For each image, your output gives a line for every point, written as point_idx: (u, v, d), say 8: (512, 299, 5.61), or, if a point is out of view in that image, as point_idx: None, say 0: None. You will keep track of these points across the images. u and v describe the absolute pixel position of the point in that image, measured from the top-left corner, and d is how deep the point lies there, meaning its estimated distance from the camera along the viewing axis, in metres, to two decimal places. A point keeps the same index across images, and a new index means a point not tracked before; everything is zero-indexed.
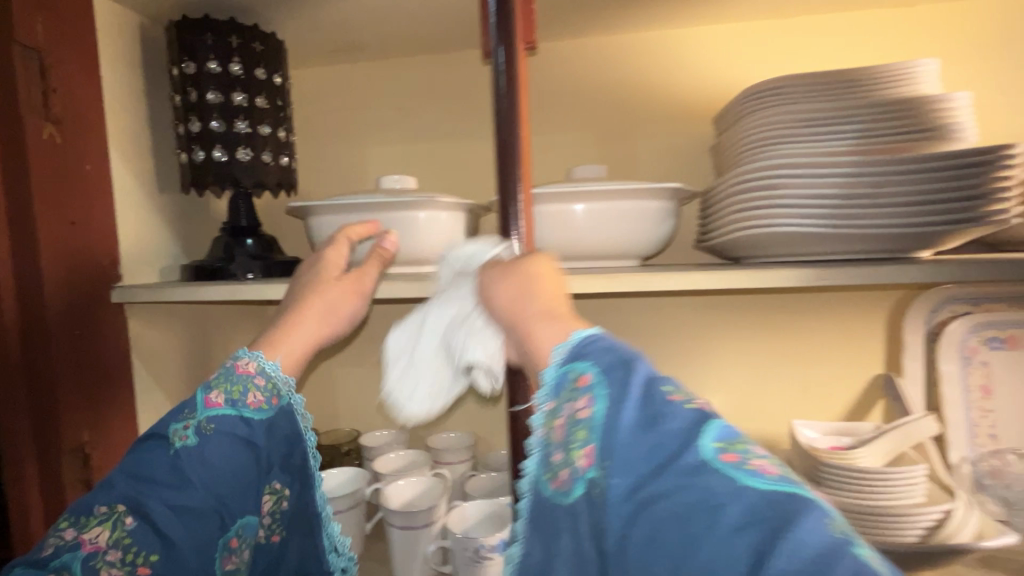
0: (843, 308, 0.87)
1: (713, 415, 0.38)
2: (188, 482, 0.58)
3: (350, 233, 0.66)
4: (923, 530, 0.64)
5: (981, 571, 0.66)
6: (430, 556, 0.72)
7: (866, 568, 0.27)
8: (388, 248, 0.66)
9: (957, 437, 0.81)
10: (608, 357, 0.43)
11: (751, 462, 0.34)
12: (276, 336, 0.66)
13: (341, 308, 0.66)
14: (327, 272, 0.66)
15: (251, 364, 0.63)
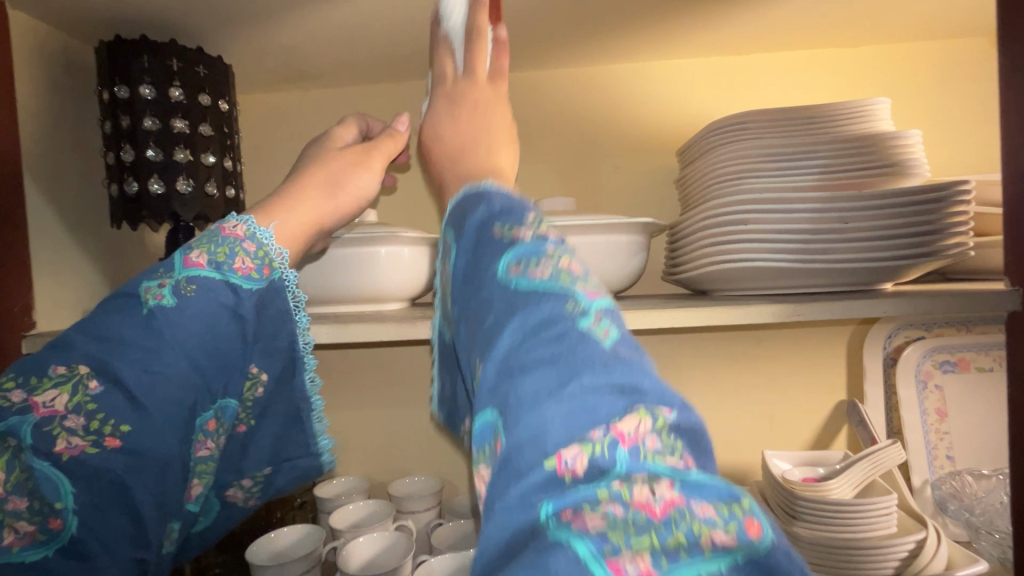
0: (807, 336, 0.88)
1: (535, 237, 0.35)
2: (161, 345, 0.48)
3: (359, 121, 0.69)
4: (898, 562, 0.63)
5: None
6: None
7: (607, 361, 0.28)
8: (399, 131, 0.66)
9: (918, 461, 0.82)
10: (459, 210, 0.42)
11: (533, 274, 0.33)
12: (273, 200, 0.57)
13: (350, 169, 0.61)
14: (334, 147, 0.64)
15: (240, 228, 0.53)
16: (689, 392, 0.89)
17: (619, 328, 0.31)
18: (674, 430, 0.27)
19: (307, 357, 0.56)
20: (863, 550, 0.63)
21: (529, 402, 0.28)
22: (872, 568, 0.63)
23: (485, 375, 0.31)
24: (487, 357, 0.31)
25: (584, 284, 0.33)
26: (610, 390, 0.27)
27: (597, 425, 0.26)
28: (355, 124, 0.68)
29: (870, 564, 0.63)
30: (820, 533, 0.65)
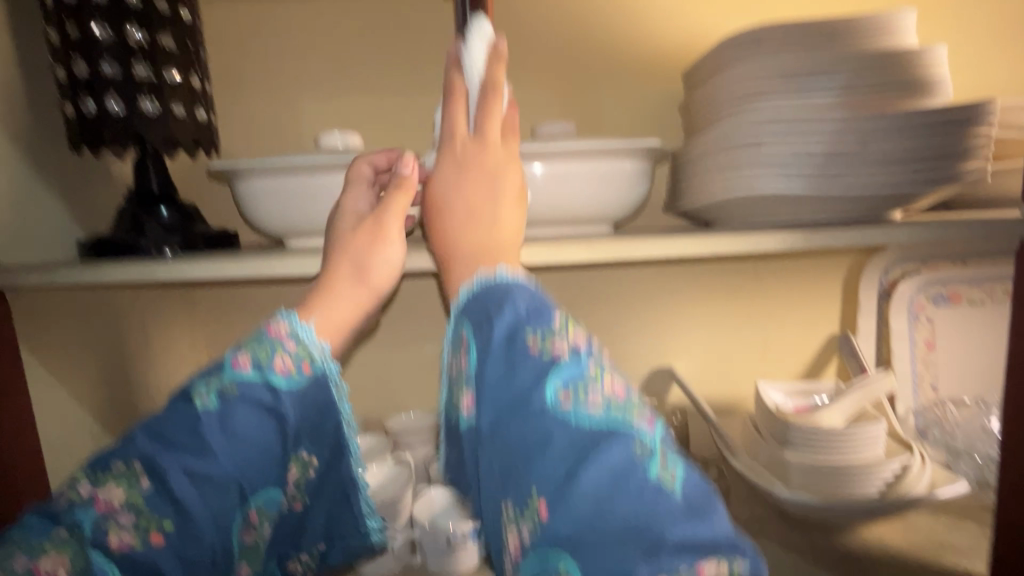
0: (804, 269, 0.87)
1: (573, 355, 0.41)
2: (210, 447, 0.47)
3: (365, 162, 0.58)
4: (884, 484, 0.66)
5: (936, 518, 0.71)
6: (399, 552, 0.66)
7: (658, 494, 0.35)
8: (407, 175, 0.58)
9: (904, 390, 0.84)
10: (479, 312, 0.47)
11: (585, 399, 0.39)
12: (310, 302, 0.56)
13: (373, 249, 0.57)
14: (349, 220, 0.57)
15: (284, 328, 0.53)
16: (685, 326, 0.88)
17: (667, 454, 0.37)
18: (728, 561, 0.34)
19: (351, 443, 0.57)
20: (853, 473, 0.65)
21: (609, 549, 0.33)
22: (860, 489, 0.66)
23: (549, 513, 0.36)
24: (551, 496, 0.36)
25: (631, 411, 0.39)
26: (680, 539, 0.34)
27: (678, 562, 0.33)
28: (367, 168, 0.58)
29: (857, 485, 0.66)
30: (813, 459, 0.67)
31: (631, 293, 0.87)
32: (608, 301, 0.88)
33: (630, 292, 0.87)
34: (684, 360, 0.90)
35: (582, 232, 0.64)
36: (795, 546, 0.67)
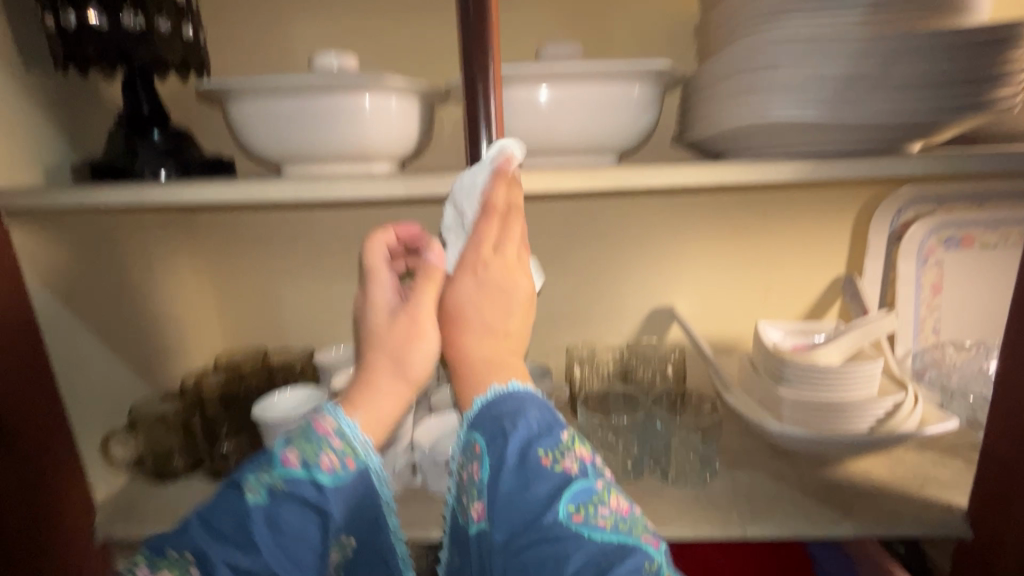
0: (815, 208, 0.85)
1: (582, 472, 0.40)
2: (253, 550, 0.41)
3: (380, 243, 0.52)
4: (873, 421, 0.67)
5: (922, 453, 0.73)
6: (400, 473, 0.69)
7: None
8: (433, 266, 0.49)
9: (905, 333, 0.84)
10: (492, 422, 0.43)
11: (594, 520, 0.38)
12: (354, 401, 0.47)
13: (409, 342, 0.47)
14: (378, 313, 0.49)
15: (331, 424, 0.45)
16: (687, 265, 0.87)
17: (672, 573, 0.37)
18: None
19: (396, 530, 0.49)
20: (844, 410, 0.67)
21: None
22: (849, 425, 0.67)
23: None
24: None
25: (636, 531, 0.38)
26: None
27: None
28: (381, 250, 0.51)
29: (846, 421, 0.67)
30: (805, 394, 0.68)
31: (634, 231, 0.86)
32: (610, 239, 0.86)
33: (633, 230, 0.86)
34: (685, 299, 0.89)
35: (586, 162, 0.62)
36: (781, 476, 0.69)
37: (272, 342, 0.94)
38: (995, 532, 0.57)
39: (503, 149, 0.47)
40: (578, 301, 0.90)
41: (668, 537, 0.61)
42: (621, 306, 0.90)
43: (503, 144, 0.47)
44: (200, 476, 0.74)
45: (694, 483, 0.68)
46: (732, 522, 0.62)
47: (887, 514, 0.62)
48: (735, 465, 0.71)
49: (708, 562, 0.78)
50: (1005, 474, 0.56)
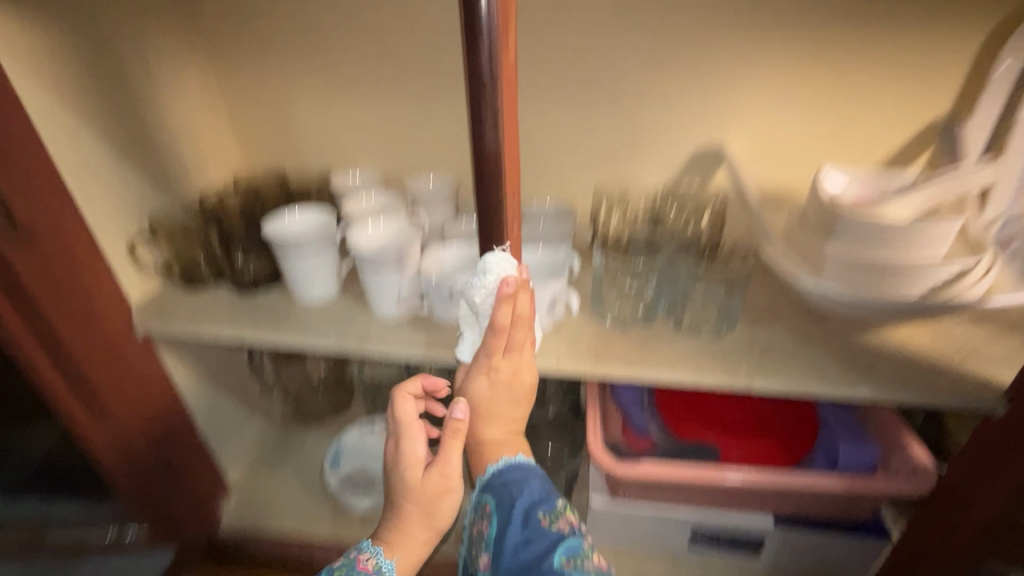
0: (932, 25, 0.66)
1: (571, 532, 0.50)
2: None
3: (407, 396, 0.56)
4: (930, 287, 0.59)
5: (975, 328, 0.65)
6: (406, 298, 0.68)
7: None
8: (458, 418, 0.52)
9: (1000, 195, 0.68)
10: (503, 490, 0.54)
11: (581, 565, 0.47)
12: (395, 535, 0.53)
13: (439, 506, 0.54)
14: (414, 467, 0.54)
15: (370, 563, 0.53)
16: (748, 96, 0.73)
17: None
18: None
19: None
20: (895, 272, 0.58)
21: None
22: (898, 290, 0.59)
23: None
24: None
25: None
26: None
27: None
28: (409, 403, 0.56)
29: (894, 286, 0.59)
30: (854, 252, 0.60)
31: (689, 49, 0.71)
32: (659, 58, 0.72)
33: (688, 48, 0.71)
34: (739, 139, 0.77)
35: None
36: (806, 336, 0.65)
37: (290, 164, 0.91)
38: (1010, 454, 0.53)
39: (512, 274, 0.48)
40: (612, 132, 0.79)
41: (669, 380, 0.60)
42: (659, 142, 0.79)
43: (502, 255, 0.48)
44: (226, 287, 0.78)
45: (709, 334, 0.65)
46: (740, 374, 0.59)
47: (913, 382, 0.58)
48: (757, 320, 0.67)
49: (713, 409, 0.79)
50: None
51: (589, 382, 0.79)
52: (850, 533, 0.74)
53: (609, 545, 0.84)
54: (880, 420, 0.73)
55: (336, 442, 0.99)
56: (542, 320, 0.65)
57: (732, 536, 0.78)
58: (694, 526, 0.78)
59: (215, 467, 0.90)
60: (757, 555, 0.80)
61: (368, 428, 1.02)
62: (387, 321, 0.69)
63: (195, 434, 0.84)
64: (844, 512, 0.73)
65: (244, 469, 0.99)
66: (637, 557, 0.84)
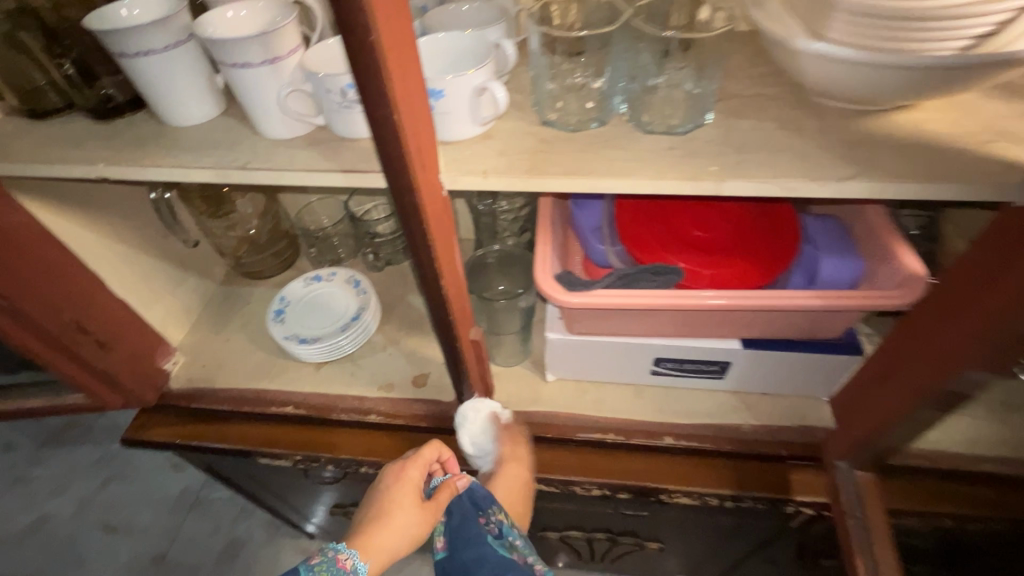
0: None
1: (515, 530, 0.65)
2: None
3: (428, 452, 0.70)
4: (968, 42, 0.44)
5: (1002, 100, 0.52)
6: (291, 105, 0.52)
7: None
8: (459, 481, 0.67)
9: None
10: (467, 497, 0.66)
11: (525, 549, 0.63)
12: (369, 538, 0.61)
13: (407, 537, 0.62)
14: (408, 492, 0.65)
15: (349, 562, 0.58)
16: None
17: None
18: None
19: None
20: (926, 20, 0.43)
21: None
22: (928, 48, 0.44)
23: None
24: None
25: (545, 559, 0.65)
26: None
27: None
28: (428, 452, 0.69)
29: (927, 40, 0.44)
30: None
31: None
32: None
33: None
34: None
35: None
36: (797, 126, 0.51)
37: None
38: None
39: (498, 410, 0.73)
40: None
41: (619, 188, 0.48)
42: None
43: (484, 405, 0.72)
44: (79, 114, 0.62)
45: (678, 131, 0.51)
46: (707, 175, 0.47)
47: (920, 170, 0.46)
48: (739, 112, 0.53)
49: (682, 227, 0.69)
50: None
51: (542, 205, 0.69)
52: (822, 349, 0.69)
53: (570, 377, 0.81)
54: (869, 225, 0.64)
55: (281, 296, 0.93)
56: (467, 126, 0.51)
57: (696, 362, 0.74)
58: (656, 354, 0.73)
59: (147, 328, 0.84)
60: (723, 379, 0.77)
61: (313, 279, 0.95)
62: (279, 142, 0.55)
63: (106, 294, 0.76)
64: (815, 330, 0.68)
65: (187, 330, 0.93)
66: (599, 389, 0.81)
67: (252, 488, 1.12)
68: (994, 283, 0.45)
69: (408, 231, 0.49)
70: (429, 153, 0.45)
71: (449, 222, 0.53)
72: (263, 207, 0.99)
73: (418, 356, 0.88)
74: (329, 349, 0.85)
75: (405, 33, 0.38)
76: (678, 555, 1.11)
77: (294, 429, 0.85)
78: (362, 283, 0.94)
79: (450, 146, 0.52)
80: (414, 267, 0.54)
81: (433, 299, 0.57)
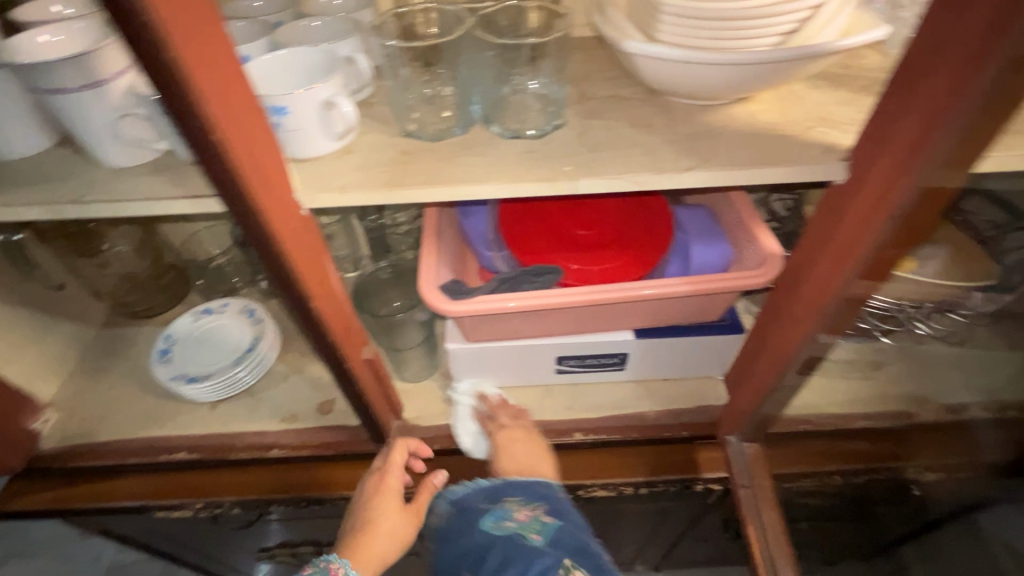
0: None
1: (509, 502, 0.64)
2: None
3: (400, 454, 0.72)
4: (778, 38, 0.48)
5: (824, 89, 0.57)
6: (123, 131, 0.49)
7: (569, 550, 0.58)
8: (437, 478, 0.72)
9: None
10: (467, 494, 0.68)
11: (519, 517, 0.62)
12: (360, 546, 0.64)
13: (397, 541, 0.66)
14: (392, 499, 0.68)
15: (341, 570, 0.60)
16: None
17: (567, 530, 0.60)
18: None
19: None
20: (739, 19, 0.47)
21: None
22: (746, 44, 0.48)
23: None
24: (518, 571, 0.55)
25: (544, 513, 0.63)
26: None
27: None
28: (399, 455, 0.71)
29: (743, 37, 0.48)
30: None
31: None
32: None
33: None
34: None
35: None
36: (646, 122, 0.54)
37: None
38: (942, 95, 0.34)
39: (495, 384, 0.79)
40: None
41: (477, 194, 0.49)
42: None
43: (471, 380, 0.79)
44: None
45: (532, 134, 0.52)
46: (561, 175, 0.49)
47: (752, 157, 0.50)
48: (594, 112, 0.55)
49: (566, 228, 0.71)
50: (898, 80, 0.38)
51: (427, 214, 0.68)
52: (706, 330, 0.73)
53: (479, 385, 0.81)
54: (734, 208, 0.68)
55: (167, 333, 0.87)
56: (320, 141, 0.49)
57: (595, 356, 0.76)
58: (556, 354, 0.75)
59: (7, 386, 0.75)
60: (623, 370, 0.79)
61: (202, 312, 0.89)
62: (119, 170, 0.51)
63: None
64: (697, 314, 0.71)
65: (61, 383, 0.85)
66: (509, 393, 0.81)
67: (162, 546, 1.03)
68: (883, 151, 0.40)
69: (264, 255, 0.47)
70: (274, 171, 0.44)
71: (312, 241, 0.51)
72: (139, 241, 0.91)
73: (322, 381, 0.84)
74: (227, 385, 0.80)
75: (222, 51, 0.36)
76: (617, 545, 1.13)
77: (187, 477, 0.78)
78: (258, 311, 0.90)
79: (308, 164, 0.51)
80: (280, 291, 0.51)
81: (309, 322, 0.55)
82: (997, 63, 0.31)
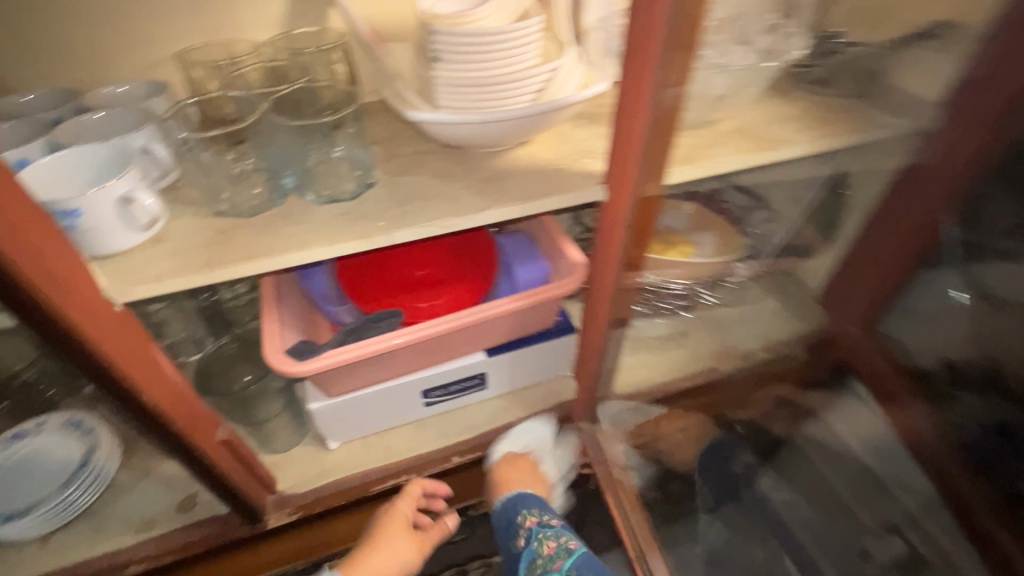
0: None
1: (540, 527, 0.75)
2: None
3: (416, 487, 0.79)
4: (533, 95, 0.60)
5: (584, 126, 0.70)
6: None
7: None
8: (449, 523, 0.79)
9: None
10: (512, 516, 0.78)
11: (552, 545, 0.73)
12: (359, 557, 0.72)
13: (396, 564, 0.73)
14: (399, 526, 0.75)
15: None
16: None
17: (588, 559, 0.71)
18: None
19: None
20: (497, 85, 0.57)
21: None
22: (510, 102, 0.59)
23: None
24: None
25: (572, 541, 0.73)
26: None
27: None
28: (417, 487, 0.79)
29: (505, 98, 0.58)
30: (457, 72, 0.57)
31: None
32: None
33: None
34: None
35: None
36: (446, 172, 0.62)
37: None
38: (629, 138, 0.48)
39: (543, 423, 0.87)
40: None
41: (301, 260, 0.53)
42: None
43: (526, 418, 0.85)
44: None
45: (348, 196, 0.58)
46: (376, 231, 0.55)
47: (533, 191, 0.60)
48: (400, 169, 0.61)
49: (404, 271, 0.76)
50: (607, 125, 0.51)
51: (264, 283, 0.69)
52: (547, 336, 0.83)
53: (354, 437, 0.82)
54: (543, 227, 0.79)
55: None
56: (124, 235, 0.49)
57: (455, 383, 0.82)
58: (420, 389, 0.79)
59: None
60: (487, 388, 0.86)
61: (13, 439, 0.78)
62: None
63: None
64: (534, 325, 0.81)
65: None
66: (385, 437, 0.83)
67: None
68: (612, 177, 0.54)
69: (79, 359, 0.46)
70: (75, 275, 0.44)
71: (134, 333, 0.51)
72: None
73: (180, 477, 0.78)
74: (56, 512, 0.72)
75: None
76: None
77: None
78: (86, 421, 0.79)
79: (117, 260, 0.50)
80: (104, 391, 0.50)
81: (147, 417, 0.53)
82: (648, 114, 0.45)
